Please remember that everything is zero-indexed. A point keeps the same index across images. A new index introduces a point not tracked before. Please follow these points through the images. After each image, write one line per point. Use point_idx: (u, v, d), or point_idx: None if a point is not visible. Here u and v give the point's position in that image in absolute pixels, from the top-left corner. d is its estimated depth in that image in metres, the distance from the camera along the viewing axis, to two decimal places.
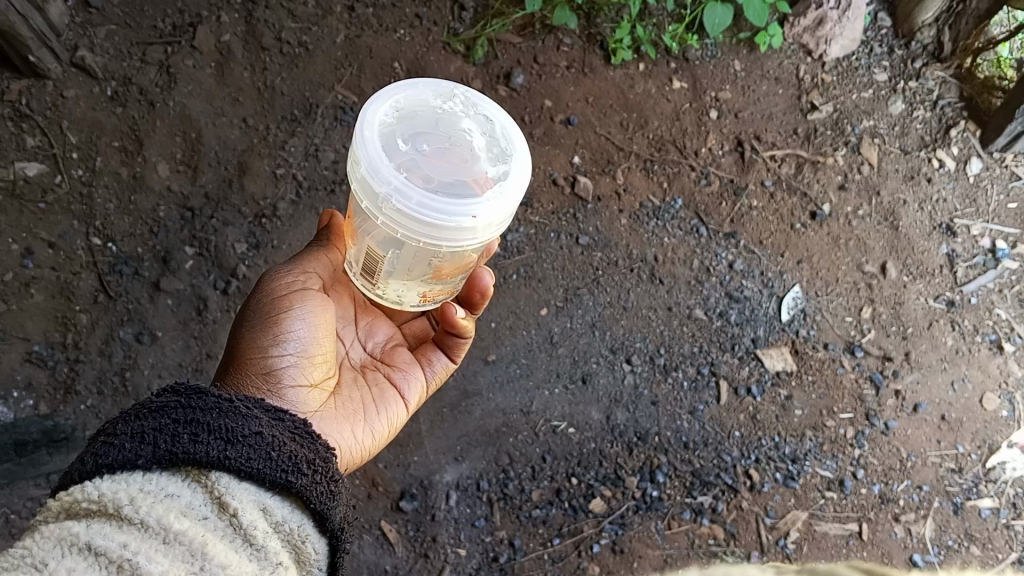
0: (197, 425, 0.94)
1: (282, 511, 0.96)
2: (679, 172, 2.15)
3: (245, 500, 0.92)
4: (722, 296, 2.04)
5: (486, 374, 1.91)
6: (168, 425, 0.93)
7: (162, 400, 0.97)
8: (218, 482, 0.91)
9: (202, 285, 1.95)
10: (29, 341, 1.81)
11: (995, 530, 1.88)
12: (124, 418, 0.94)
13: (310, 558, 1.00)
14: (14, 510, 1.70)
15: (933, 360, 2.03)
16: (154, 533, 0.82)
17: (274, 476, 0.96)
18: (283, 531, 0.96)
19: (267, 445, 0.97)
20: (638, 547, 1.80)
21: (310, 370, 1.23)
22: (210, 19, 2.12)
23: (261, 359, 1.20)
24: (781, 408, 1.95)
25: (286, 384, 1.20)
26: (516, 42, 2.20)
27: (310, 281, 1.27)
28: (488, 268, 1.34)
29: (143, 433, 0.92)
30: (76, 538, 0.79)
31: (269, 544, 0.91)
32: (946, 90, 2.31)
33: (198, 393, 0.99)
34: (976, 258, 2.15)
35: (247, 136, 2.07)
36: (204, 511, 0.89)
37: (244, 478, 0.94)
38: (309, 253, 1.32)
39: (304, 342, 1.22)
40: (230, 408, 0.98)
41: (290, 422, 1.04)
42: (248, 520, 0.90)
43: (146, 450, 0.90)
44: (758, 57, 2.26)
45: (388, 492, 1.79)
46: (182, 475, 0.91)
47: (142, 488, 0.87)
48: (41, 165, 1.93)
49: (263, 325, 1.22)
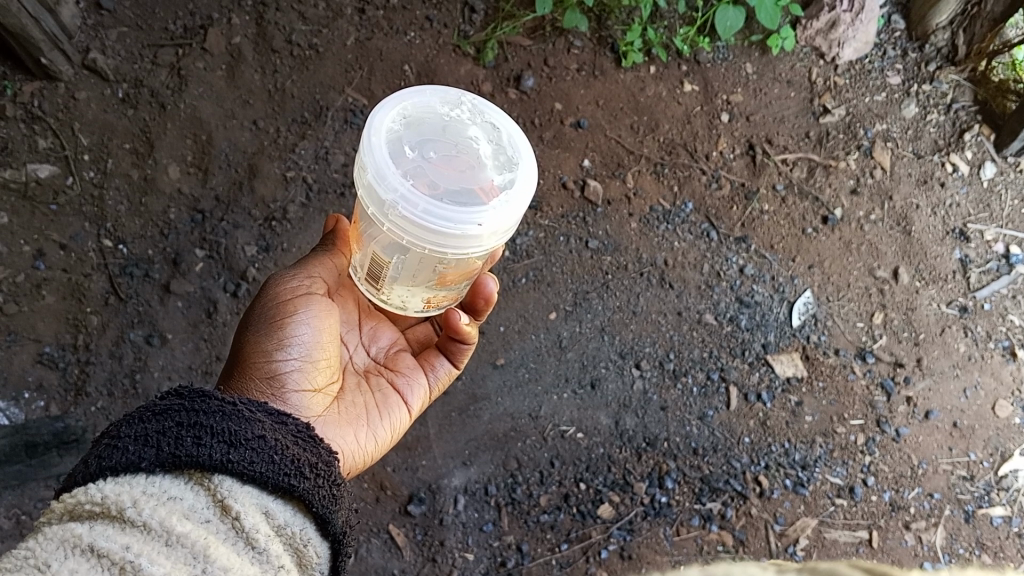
0: (200, 428, 0.94)
1: (285, 514, 0.97)
2: (690, 176, 2.14)
3: (248, 503, 0.92)
4: (733, 301, 2.03)
5: (494, 378, 1.91)
6: (172, 428, 0.94)
7: (166, 403, 0.97)
8: (221, 485, 0.91)
9: (211, 288, 1.95)
10: (40, 342, 1.82)
11: (1006, 539, 1.86)
12: (128, 420, 0.94)
13: (312, 561, 1.00)
14: (25, 511, 1.71)
15: (944, 366, 2.01)
16: (156, 536, 0.82)
17: (277, 479, 0.95)
18: (286, 534, 0.96)
19: (270, 448, 0.97)
20: (647, 553, 1.79)
21: (313, 375, 1.23)
22: (221, 21, 2.12)
23: (266, 363, 1.20)
24: (791, 414, 1.94)
25: (290, 389, 1.20)
26: (527, 44, 2.20)
27: (316, 285, 1.27)
28: (492, 274, 1.32)
29: (146, 436, 0.92)
30: (79, 540, 0.79)
31: (271, 547, 0.92)
32: (960, 94, 2.29)
33: (202, 396, 0.99)
34: (990, 264, 2.13)
35: (257, 138, 2.07)
36: (207, 514, 0.89)
37: (247, 481, 0.94)
38: (314, 256, 1.32)
39: (308, 347, 1.22)
40: (233, 412, 0.98)
41: (293, 426, 1.04)
42: (250, 524, 0.90)
43: (150, 453, 0.90)
44: (770, 60, 2.24)
45: (396, 496, 1.79)
46: (185, 477, 0.91)
47: (145, 490, 0.87)
48: (53, 167, 1.95)
49: (268, 329, 1.22)
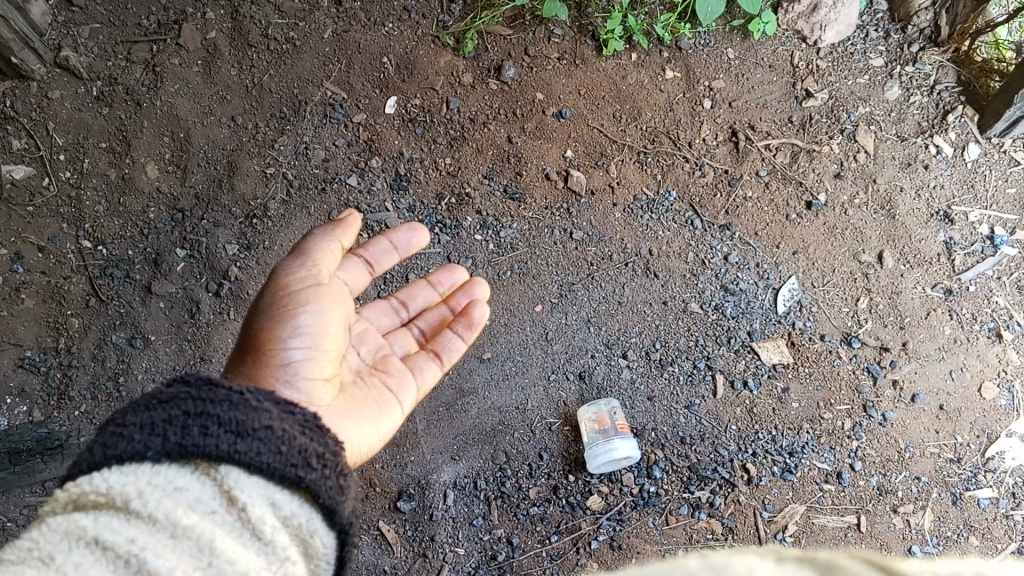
0: (207, 418, 0.99)
1: (292, 505, 1.01)
2: (673, 164, 2.12)
3: (253, 494, 0.97)
4: (717, 289, 2.03)
5: (481, 373, 1.93)
6: (178, 416, 0.99)
7: (173, 390, 1.03)
8: (228, 476, 0.97)
9: (194, 288, 1.92)
10: (21, 346, 1.85)
11: (994, 520, 1.88)
12: (134, 408, 1.00)
13: (319, 551, 1.04)
14: (10, 518, 1.74)
15: (930, 350, 2.01)
16: (162, 528, 0.88)
17: (283, 470, 1.00)
18: (292, 525, 1.01)
19: (277, 439, 1.02)
20: (637, 542, 1.81)
21: (316, 365, 1.27)
22: (195, 16, 2.09)
23: (275, 349, 1.23)
24: (778, 401, 1.94)
25: (299, 377, 1.23)
26: (506, 34, 2.17)
27: (321, 275, 1.31)
28: (482, 304, 1.56)
29: (152, 425, 0.98)
30: (82, 532, 0.85)
31: (276, 539, 0.97)
32: (944, 75, 2.24)
33: (208, 385, 1.04)
34: (975, 246, 2.11)
35: (236, 135, 2.04)
36: (213, 505, 0.94)
37: (254, 472, 0.99)
38: (314, 240, 1.34)
39: (313, 336, 1.27)
40: (241, 401, 1.03)
41: (300, 416, 1.08)
42: (256, 515, 0.96)
43: (156, 441, 0.96)
44: (751, 44, 2.22)
45: (385, 492, 1.82)
46: (191, 467, 0.97)
47: (151, 480, 0.93)
48: (28, 168, 1.97)
49: (275, 317, 1.25)
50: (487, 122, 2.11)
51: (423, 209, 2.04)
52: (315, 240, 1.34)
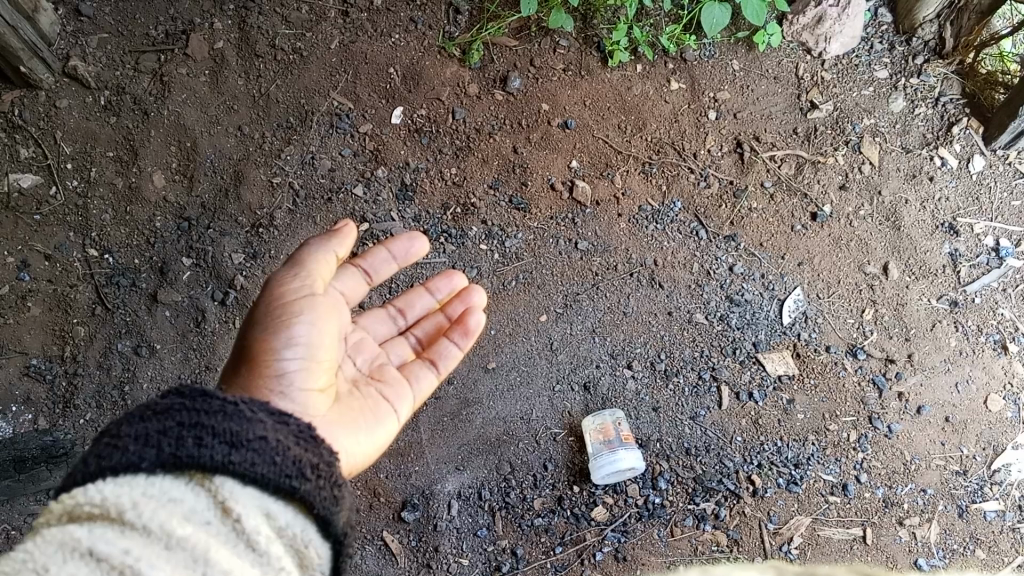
0: (201, 428, 0.98)
1: (286, 515, 1.01)
2: (678, 175, 2.13)
3: (248, 505, 0.98)
4: (722, 299, 2.03)
5: (486, 382, 1.93)
6: (173, 427, 0.98)
7: (168, 401, 1.01)
8: (222, 486, 0.97)
9: (198, 296, 1.92)
10: (27, 354, 1.86)
11: (1000, 533, 1.87)
12: (129, 419, 0.99)
13: (313, 562, 1.04)
14: (14, 527, 1.74)
15: (936, 361, 2.00)
16: (156, 538, 0.89)
17: (278, 481, 1.00)
18: (287, 536, 1.01)
19: (272, 450, 1.01)
20: (641, 554, 1.80)
21: (311, 376, 1.27)
22: (203, 27, 2.11)
23: (269, 361, 1.23)
24: (783, 412, 1.94)
25: (293, 388, 1.23)
26: (512, 45, 2.18)
27: (315, 285, 1.31)
28: (479, 311, 1.55)
29: (147, 435, 0.97)
30: (77, 543, 0.86)
31: (271, 550, 0.97)
32: (949, 86, 2.24)
33: (203, 396, 1.03)
34: (980, 257, 2.11)
35: (242, 144, 2.05)
36: (207, 515, 0.95)
37: (248, 483, 0.99)
38: (310, 250, 1.34)
39: (308, 347, 1.27)
40: (235, 412, 1.02)
41: (295, 426, 1.08)
42: (251, 526, 0.96)
43: (150, 453, 0.96)
44: (757, 56, 2.23)
45: (389, 502, 1.82)
46: (186, 478, 0.97)
47: (145, 491, 0.93)
48: (35, 176, 1.98)
49: (271, 327, 1.25)
50: (492, 132, 2.12)
51: (428, 218, 2.05)
52: (310, 251, 1.34)
